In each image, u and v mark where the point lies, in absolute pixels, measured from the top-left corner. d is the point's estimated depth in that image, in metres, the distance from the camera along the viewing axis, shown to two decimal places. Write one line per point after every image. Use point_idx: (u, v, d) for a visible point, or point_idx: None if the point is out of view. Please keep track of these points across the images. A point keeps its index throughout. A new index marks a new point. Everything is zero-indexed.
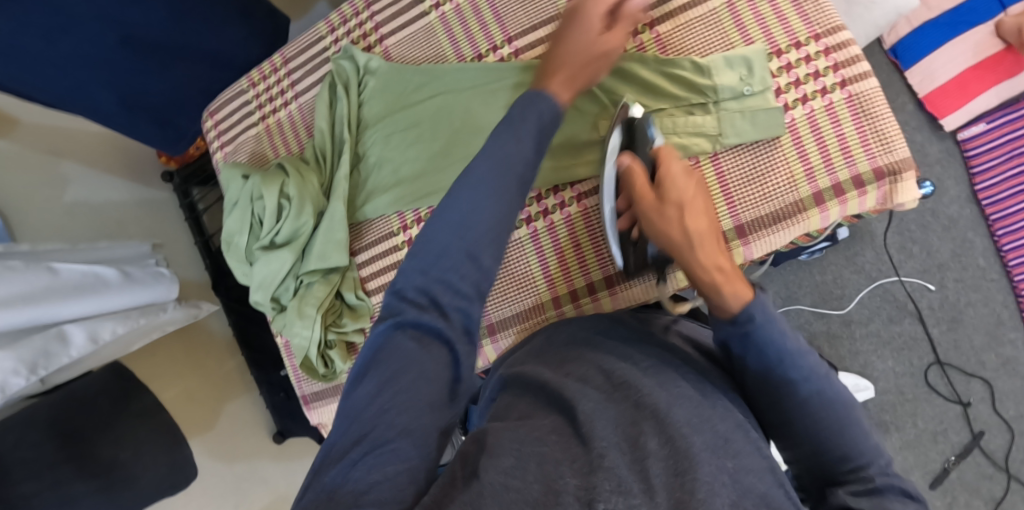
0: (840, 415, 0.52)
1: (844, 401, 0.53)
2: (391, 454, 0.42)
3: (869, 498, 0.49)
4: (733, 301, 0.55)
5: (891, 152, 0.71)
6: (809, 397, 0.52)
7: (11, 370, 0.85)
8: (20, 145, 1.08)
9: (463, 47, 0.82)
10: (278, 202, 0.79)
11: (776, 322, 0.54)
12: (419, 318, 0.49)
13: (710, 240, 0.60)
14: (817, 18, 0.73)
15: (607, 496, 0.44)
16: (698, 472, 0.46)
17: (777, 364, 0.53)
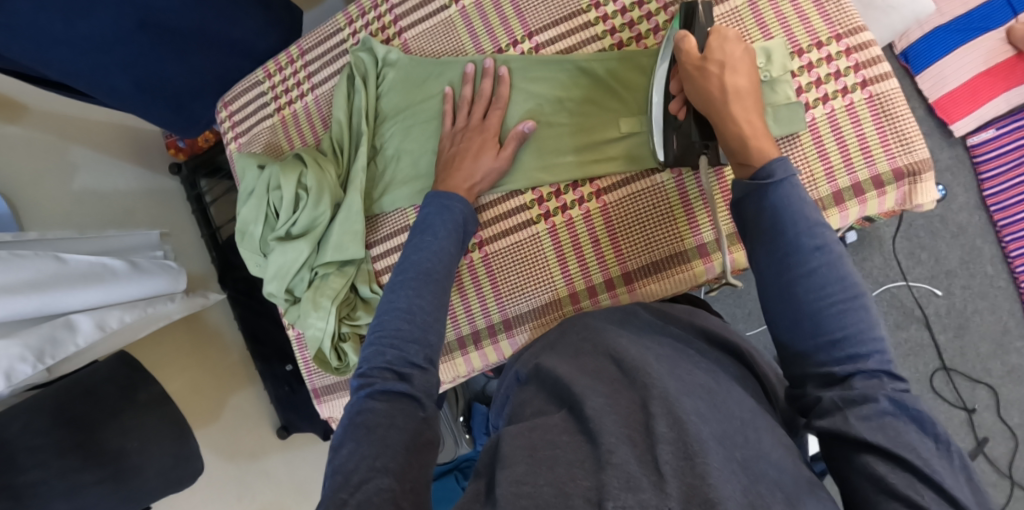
0: (847, 306, 0.50)
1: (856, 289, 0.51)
2: (374, 488, 0.47)
3: (880, 422, 0.45)
4: (757, 158, 0.59)
5: (911, 152, 0.72)
6: (820, 271, 0.51)
7: (19, 357, 0.83)
8: (32, 131, 1.08)
9: (483, 41, 0.82)
10: (296, 193, 0.79)
11: (798, 186, 0.55)
12: (384, 386, 0.55)
13: (746, 99, 0.64)
14: (839, 18, 0.74)
15: (616, 493, 0.45)
16: (709, 457, 0.47)
17: (795, 229, 0.53)
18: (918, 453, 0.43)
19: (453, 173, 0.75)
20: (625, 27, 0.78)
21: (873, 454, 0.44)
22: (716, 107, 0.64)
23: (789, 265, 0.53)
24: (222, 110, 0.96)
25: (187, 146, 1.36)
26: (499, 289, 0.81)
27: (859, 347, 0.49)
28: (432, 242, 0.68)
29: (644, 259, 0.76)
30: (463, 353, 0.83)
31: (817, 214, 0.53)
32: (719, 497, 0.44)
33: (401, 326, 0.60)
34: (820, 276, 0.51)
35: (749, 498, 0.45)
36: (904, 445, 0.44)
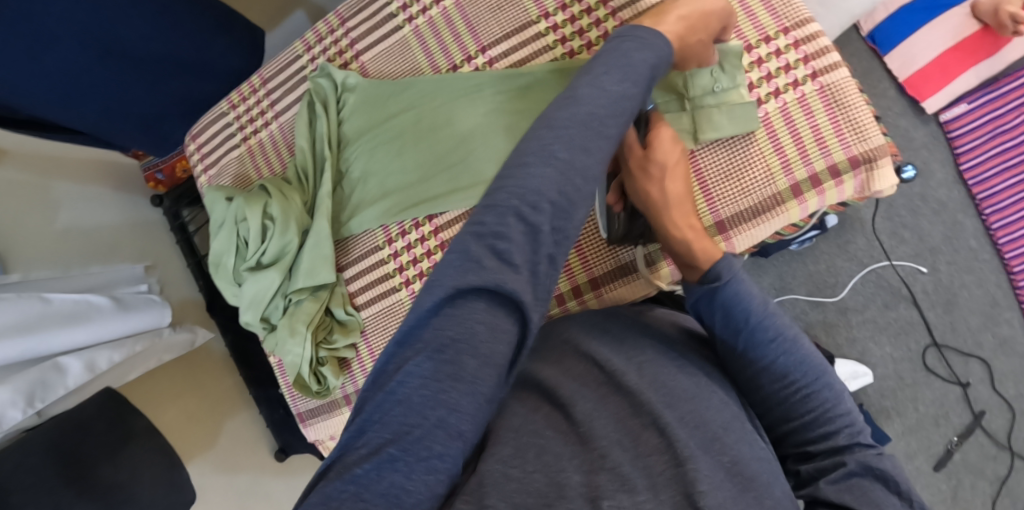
0: (809, 387, 0.54)
1: (815, 368, 0.55)
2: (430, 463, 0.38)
3: (847, 483, 0.49)
4: (705, 260, 0.62)
5: (865, 139, 0.72)
6: (778, 362, 0.55)
7: (9, 402, 0.85)
8: (13, 171, 1.09)
9: (438, 59, 0.83)
10: (262, 223, 0.80)
11: (745, 285, 0.58)
12: (480, 289, 0.42)
13: (685, 204, 0.66)
14: (786, 12, 0.74)
15: (612, 494, 0.46)
16: (699, 463, 0.48)
17: (744, 326, 0.56)
18: (881, 508, 0.47)
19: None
20: (576, 36, 0.78)
21: (835, 509, 0.48)
22: (657, 214, 0.66)
23: (749, 356, 0.56)
24: (190, 143, 0.97)
25: (166, 178, 1.36)
26: None
27: (824, 419, 0.53)
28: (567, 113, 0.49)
29: (610, 264, 0.77)
30: None
31: (766, 304, 0.57)
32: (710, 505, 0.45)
33: None
34: (777, 365, 0.55)
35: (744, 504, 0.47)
36: (869, 502, 0.47)
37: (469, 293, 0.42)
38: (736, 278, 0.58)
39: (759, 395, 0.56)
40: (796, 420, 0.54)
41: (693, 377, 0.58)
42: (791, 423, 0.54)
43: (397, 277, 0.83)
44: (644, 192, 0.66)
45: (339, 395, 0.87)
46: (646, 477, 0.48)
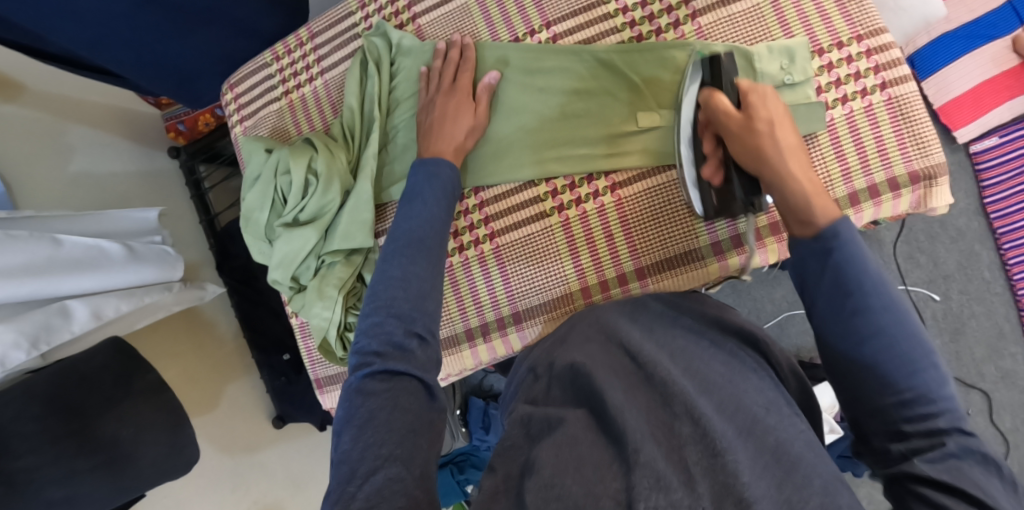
0: (918, 363, 0.48)
1: (925, 345, 0.49)
2: (383, 479, 0.46)
3: (945, 465, 0.44)
4: (822, 216, 0.55)
5: (927, 156, 0.72)
6: (888, 332, 0.49)
7: (12, 343, 0.82)
8: (28, 110, 1.05)
9: (499, 29, 0.81)
10: (305, 178, 0.78)
11: (860, 246, 0.52)
12: (383, 366, 0.54)
13: (799, 156, 0.60)
14: (861, 19, 0.73)
15: (645, 492, 0.46)
16: (737, 453, 0.48)
17: (860, 287, 0.50)
18: (984, 492, 0.42)
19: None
20: (645, 21, 0.77)
21: (931, 487, 0.44)
22: (769, 170, 0.60)
23: (858, 320, 0.50)
24: (227, 91, 0.94)
25: (187, 130, 1.32)
26: (509, 282, 0.80)
27: (927, 402, 0.47)
28: (422, 209, 0.66)
29: (657, 256, 0.76)
30: (471, 345, 0.82)
31: (881, 269, 0.52)
32: (751, 496, 0.45)
33: (397, 294, 0.58)
34: (884, 335, 0.49)
35: (785, 493, 0.46)
36: (969, 482, 0.43)
37: (379, 372, 0.54)
38: (854, 233, 0.53)
39: (858, 363, 0.50)
40: (895, 398, 0.48)
41: (727, 365, 0.58)
42: (886, 396, 0.48)
43: None
44: (748, 146, 0.61)
45: None
46: (681, 470, 0.47)
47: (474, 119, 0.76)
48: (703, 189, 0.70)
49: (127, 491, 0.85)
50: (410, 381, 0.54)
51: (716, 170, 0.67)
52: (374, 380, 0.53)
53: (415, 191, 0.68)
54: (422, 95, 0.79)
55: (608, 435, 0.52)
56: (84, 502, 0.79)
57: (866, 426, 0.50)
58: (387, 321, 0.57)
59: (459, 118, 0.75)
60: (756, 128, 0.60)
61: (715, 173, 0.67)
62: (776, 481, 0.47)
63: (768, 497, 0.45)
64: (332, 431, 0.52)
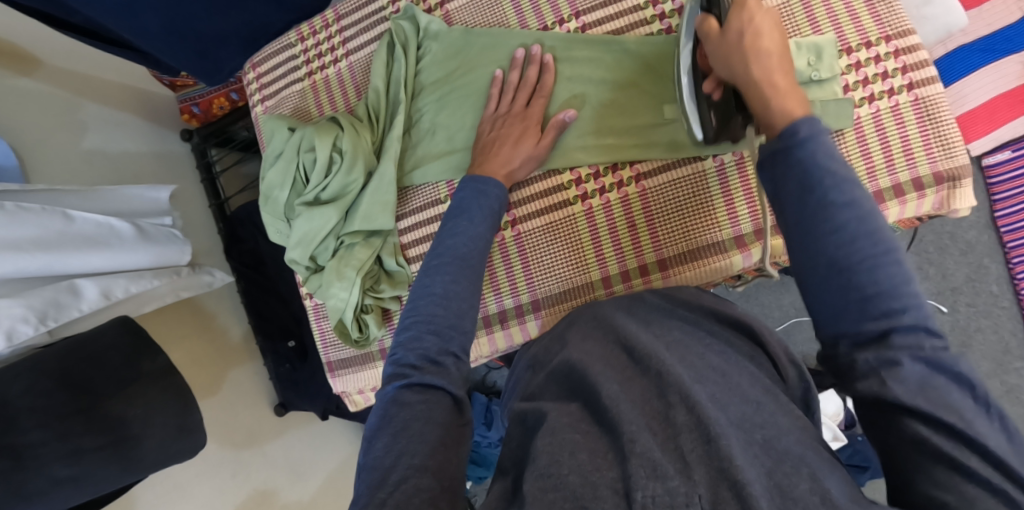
0: (876, 260, 0.45)
1: (885, 242, 0.46)
2: (412, 487, 0.45)
3: (919, 386, 0.42)
4: (781, 118, 0.54)
5: (952, 158, 0.72)
6: (847, 230, 0.46)
7: (20, 317, 0.80)
8: (44, 84, 1.04)
9: (528, 18, 0.81)
10: (329, 156, 0.78)
11: (827, 152, 0.49)
12: (420, 379, 0.54)
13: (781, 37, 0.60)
14: (889, 20, 0.74)
15: (642, 482, 0.46)
16: (731, 440, 0.48)
17: (826, 206, 0.47)
18: (962, 415, 0.40)
19: (491, 157, 0.74)
20: (675, 14, 0.77)
21: (920, 422, 0.41)
22: (745, 81, 0.60)
23: (813, 240, 0.47)
24: (249, 72, 0.94)
25: (201, 113, 1.30)
26: (529, 270, 0.80)
27: (895, 308, 0.44)
28: (467, 226, 0.67)
29: (680, 247, 0.76)
30: (489, 333, 0.82)
31: (847, 167, 0.48)
32: (748, 480, 0.44)
33: (437, 312, 0.58)
34: (845, 243, 0.46)
35: (774, 479, 0.46)
36: (946, 407, 0.41)
37: (415, 384, 0.53)
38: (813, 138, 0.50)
39: (821, 276, 0.47)
40: (866, 312, 0.45)
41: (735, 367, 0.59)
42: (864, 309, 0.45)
43: None
44: (727, 57, 0.62)
45: (376, 348, 0.84)
46: (678, 458, 0.48)
47: (535, 145, 0.75)
48: (701, 107, 0.69)
49: (133, 473, 0.83)
50: (437, 395, 0.53)
51: (717, 85, 0.67)
52: (408, 390, 0.53)
53: (462, 208, 0.68)
54: (492, 106, 0.78)
55: (605, 425, 0.54)
56: (91, 481, 0.77)
57: (832, 333, 0.47)
58: (425, 332, 0.57)
59: (518, 145, 0.74)
60: (733, 40, 0.61)
61: (714, 89, 0.67)
62: (768, 465, 0.47)
63: (762, 481, 0.45)
64: (363, 437, 0.52)
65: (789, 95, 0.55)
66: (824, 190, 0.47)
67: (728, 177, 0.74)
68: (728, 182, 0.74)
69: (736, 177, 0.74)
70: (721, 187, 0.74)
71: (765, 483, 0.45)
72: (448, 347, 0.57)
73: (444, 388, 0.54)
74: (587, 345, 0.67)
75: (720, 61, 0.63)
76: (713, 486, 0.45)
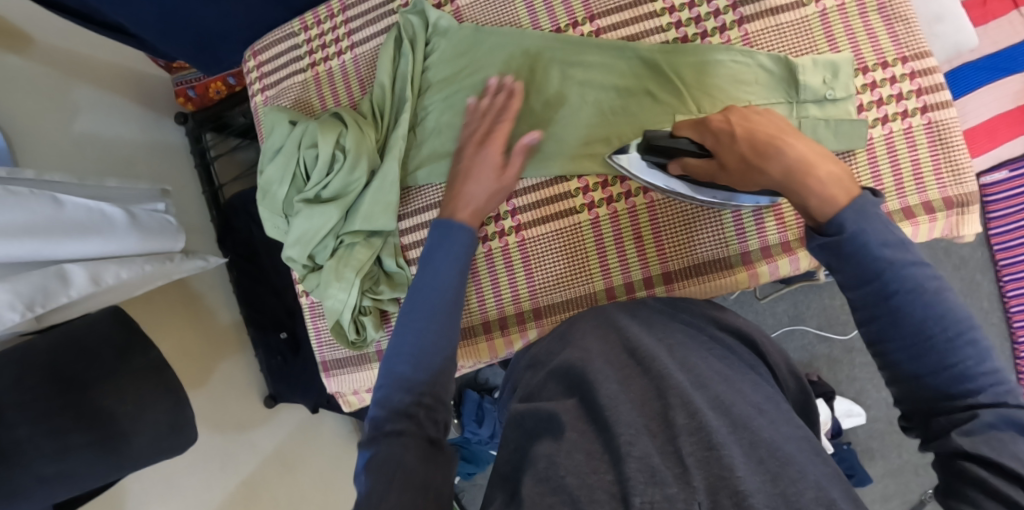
0: (945, 332, 0.45)
1: (958, 320, 0.45)
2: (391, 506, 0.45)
3: (986, 436, 0.42)
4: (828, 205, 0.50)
5: (961, 184, 0.72)
6: (907, 290, 0.46)
7: (6, 303, 0.77)
8: (35, 62, 1.01)
9: (541, 18, 0.79)
10: (332, 153, 0.76)
11: (877, 228, 0.48)
12: (389, 423, 0.52)
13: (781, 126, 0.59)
14: (907, 40, 0.73)
15: (641, 488, 0.47)
16: (732, 449, 0.50)
17: (894, 294, 0.47)
18: None
19: (467, 179, 0.71)
20: (691, 23, 0.76)
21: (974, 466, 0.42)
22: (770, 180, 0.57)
23: (890, 317, 0.47)
24: (249, 59, 0.91)
25: (197, 96, 1.28)
26: (532, 276, 0.79)
27: (960, 345, 0.45)
28: (431, 274, 0.62)
29: (686, 261, 0.75)
30: (488, 339, 0.81)
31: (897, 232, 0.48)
32: (748, 489, 0.46)
33: (424, 323, 0.58)
34: (919, 307, 0.46)
35: (779, 487, 0.48)
36: (1011, 455, 0.41)
37: (385, 431, 0.51)
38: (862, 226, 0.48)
39: (902, 355, 0.47)
40: (939, 374, 0.45)
41: (743, 385, 0.59)
42: (947, 371, 0.45)
43: None
44: (735, 173, 0.61)
45: (372, 349, 0.84)
46: (675, 461, 0.49)
47: (500, 179, 0.72)
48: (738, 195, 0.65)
49: (122, 469, 0.82)
50: (411, 435, 0.51)
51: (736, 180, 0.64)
52: (383, 433, 0.51)
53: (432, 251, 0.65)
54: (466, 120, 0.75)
55: (599, 423, 0.56)
56: (79, 477, 0.75)
57: None
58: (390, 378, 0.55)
59: (485, 183, 0.71)
60: (730, 156, 0.61)
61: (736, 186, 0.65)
62: (771, 476, 0.48)
63: (766, 496, 0.47)
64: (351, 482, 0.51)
65: (829, 181, 0.51)
66: (884, 281, 0.47)
67: None
68: None
69: None
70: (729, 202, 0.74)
71: (766, 490, 0.47)
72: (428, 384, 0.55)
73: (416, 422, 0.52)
74: (588, 342, 0.67)
75: (731, 174, 0.62)
76: (713, 493, 0.47)
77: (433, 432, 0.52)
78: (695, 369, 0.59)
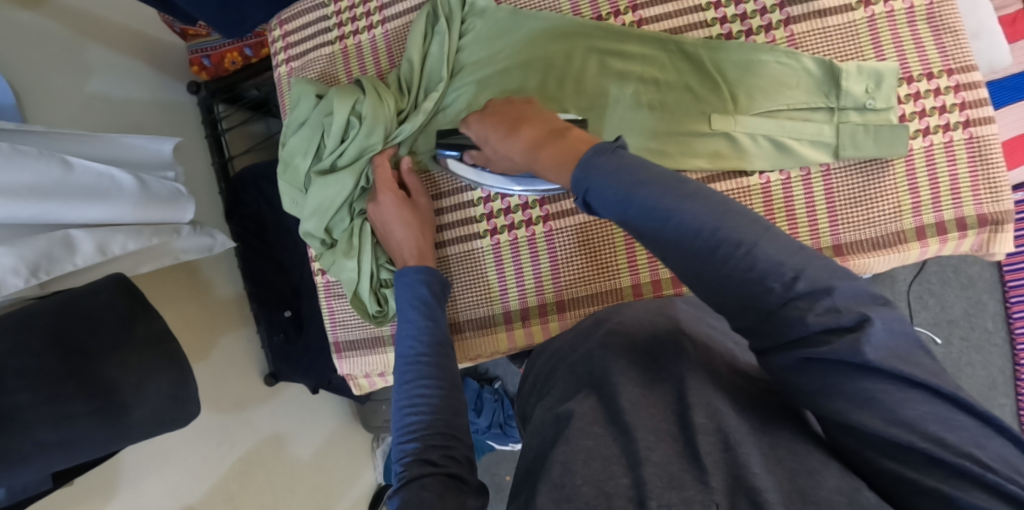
0: (724, 237, 0.46)
1: (712, 213, 0.47)
2: None
3: (864, 396, 0.41)
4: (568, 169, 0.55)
5: (998, 202, 0.71)
6: (658, 206, 0.49)
7: (10, 268, 0.75)
8: (48, 18, 0.97)
9: (582, 5, 0.78)
10: (347, 120, 0.74)
11: (597, 180, 0.52)
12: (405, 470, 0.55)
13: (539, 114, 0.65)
14: (954, 53, 0.72)
15: (659, 492, 0.47)
16: (749, 449, 0.49)
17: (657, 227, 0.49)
18: (921, 436, 0.39)
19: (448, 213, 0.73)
20: (737, 19, 0.74)
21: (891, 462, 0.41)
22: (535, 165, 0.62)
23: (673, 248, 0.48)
24: (275, 28, 0.89)
25: (212, 66, 1.22)
26: (556, 268, 0.78)
27: (728, 245, 0.46)
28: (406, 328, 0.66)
29: None
30: (508, 329, 0.80)
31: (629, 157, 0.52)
32: (762, 486, 0.45)
33: None
34: (669, 228, 0.48)
35: (796, 484, 0.46)
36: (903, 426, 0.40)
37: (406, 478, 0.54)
38: (589, 177, 0.52)
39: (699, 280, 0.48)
40: (727, 286, 0.46)
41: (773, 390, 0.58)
42: (734, 283, 0.46)
43: (484, 225, 0.79)
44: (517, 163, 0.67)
45: (388, 329, 0.82)
46: (692, 460, 0.49)
47: (410, 209, 0.75)
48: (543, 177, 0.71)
49: (123, 441, 0.80)
50: (432, 475, 0.53)
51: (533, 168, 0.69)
52: (407, 477, 0.54)
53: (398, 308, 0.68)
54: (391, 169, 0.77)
55: (618, 425, 0.54)
56: (79, 447, 0.74)
57: None
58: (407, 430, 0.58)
59: (396, 219, 0.74)
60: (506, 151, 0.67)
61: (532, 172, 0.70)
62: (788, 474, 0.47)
63: None
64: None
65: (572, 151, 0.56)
66: (637, 205, 0.49)
67: (793, 192, 0.74)
68: (791, 196, 0.74)
69: (800, 192, 0.74)
70: (763, 205, 0.74)
71: (779, 489, 0.45)
72: (434, 428, 0.57)
73: (430, 457, 0.55)
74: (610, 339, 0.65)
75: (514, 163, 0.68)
76: (732, 493, 0.46)
77: (454, 469, 0.55)
78: (723, 375, 0.58)
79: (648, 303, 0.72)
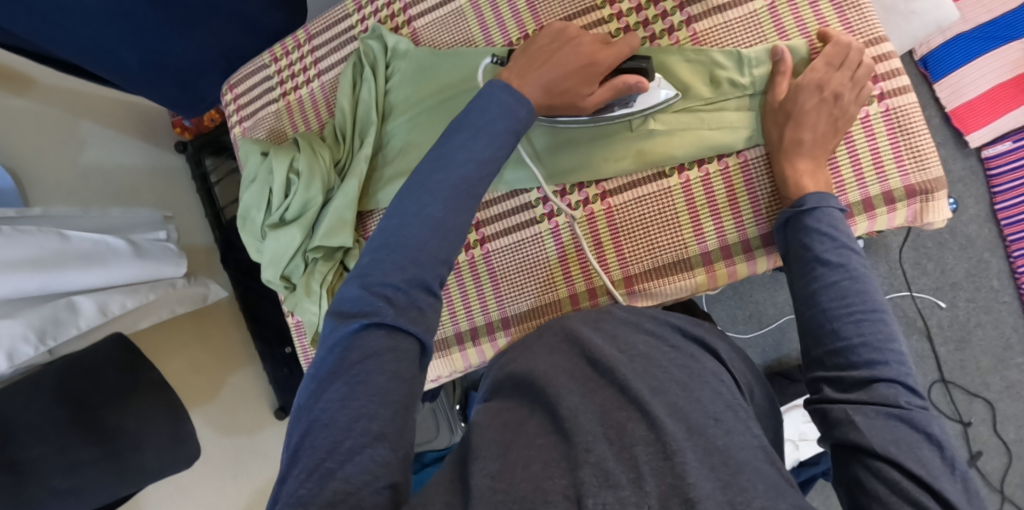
0: (874, 330, 0.56)
1: (873, 303, 0.58)
2: (367, 460, 0.45)
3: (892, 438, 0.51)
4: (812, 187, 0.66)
5: (924, 169, 0.70)
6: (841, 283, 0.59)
7: (20, 336, 0.82)
8: (38, 102, 1.07)
9: (493, 33, 0.81)
10: (287, 177, 0.80)
11: (830, 213, 0.63)
12: (367, 358, 0.49)
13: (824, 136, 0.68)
14: (859, 26, 0.72)
15: (595, 490, 0.48)
16: (686, 455, 0.50)
17: (823, 244, 0.62)
18: (924, 465, 0.49)
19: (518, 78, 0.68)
20: (640, 26, 0.76)
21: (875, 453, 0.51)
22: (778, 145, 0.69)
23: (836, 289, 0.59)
24: (227, 93, 0.96)
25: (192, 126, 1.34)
26: (498, 287, 0.82)
27: (837, 271, 0.60)
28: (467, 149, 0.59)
29: (646, 264, 0.77)
30: (462, 349, 0.85)
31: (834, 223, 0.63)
32: (698, 495, 0.47)
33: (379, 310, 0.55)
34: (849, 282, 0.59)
35: (729, 494, 0.48)
36: (911, 454, 0.50)
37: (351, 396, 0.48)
38: (824, 205, 0.64)
39: (821, 288, 0.60)
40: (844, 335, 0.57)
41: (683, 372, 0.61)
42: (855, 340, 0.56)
43: None
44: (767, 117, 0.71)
45: None
46: (632, 466, 0.50)
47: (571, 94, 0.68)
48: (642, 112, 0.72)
49: (133, 479, 0.87)
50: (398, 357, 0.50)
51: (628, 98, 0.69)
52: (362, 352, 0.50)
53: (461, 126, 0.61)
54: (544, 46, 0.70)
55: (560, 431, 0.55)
56: (91, 490, 0.81)
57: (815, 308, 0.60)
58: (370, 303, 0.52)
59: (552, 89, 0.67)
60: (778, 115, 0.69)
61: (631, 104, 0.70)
62: (721, 483, 0.49)
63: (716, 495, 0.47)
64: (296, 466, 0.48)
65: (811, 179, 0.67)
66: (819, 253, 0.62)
67: (713, 186, 0.74)
68: (712, 191, 0.74)
69: (721, 186, 0.74)
70: (686, 204, 0.75)
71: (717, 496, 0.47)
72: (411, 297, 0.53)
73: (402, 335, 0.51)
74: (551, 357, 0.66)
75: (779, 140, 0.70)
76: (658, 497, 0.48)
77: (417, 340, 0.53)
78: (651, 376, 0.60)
79: (585, 315, 0.73)
